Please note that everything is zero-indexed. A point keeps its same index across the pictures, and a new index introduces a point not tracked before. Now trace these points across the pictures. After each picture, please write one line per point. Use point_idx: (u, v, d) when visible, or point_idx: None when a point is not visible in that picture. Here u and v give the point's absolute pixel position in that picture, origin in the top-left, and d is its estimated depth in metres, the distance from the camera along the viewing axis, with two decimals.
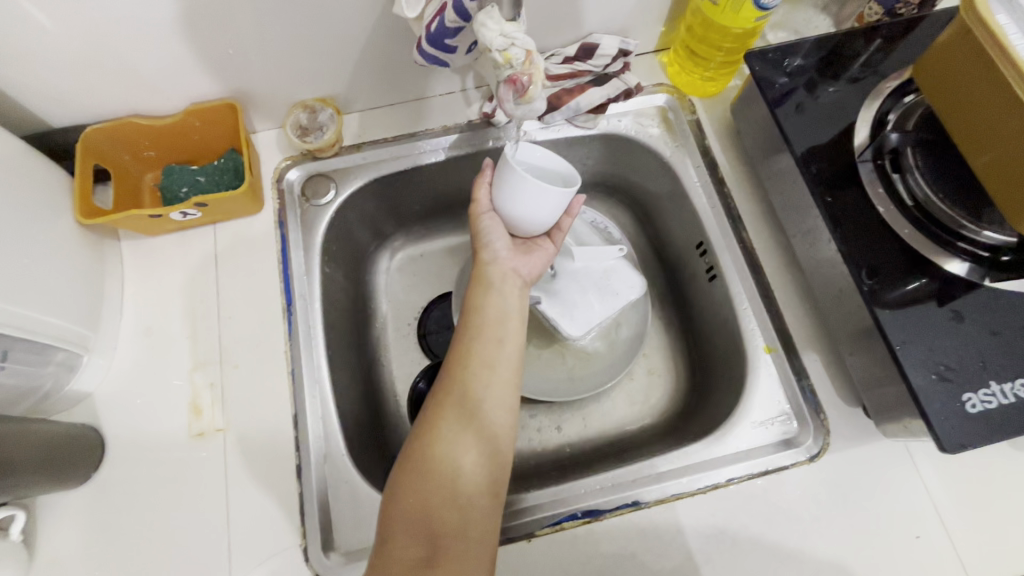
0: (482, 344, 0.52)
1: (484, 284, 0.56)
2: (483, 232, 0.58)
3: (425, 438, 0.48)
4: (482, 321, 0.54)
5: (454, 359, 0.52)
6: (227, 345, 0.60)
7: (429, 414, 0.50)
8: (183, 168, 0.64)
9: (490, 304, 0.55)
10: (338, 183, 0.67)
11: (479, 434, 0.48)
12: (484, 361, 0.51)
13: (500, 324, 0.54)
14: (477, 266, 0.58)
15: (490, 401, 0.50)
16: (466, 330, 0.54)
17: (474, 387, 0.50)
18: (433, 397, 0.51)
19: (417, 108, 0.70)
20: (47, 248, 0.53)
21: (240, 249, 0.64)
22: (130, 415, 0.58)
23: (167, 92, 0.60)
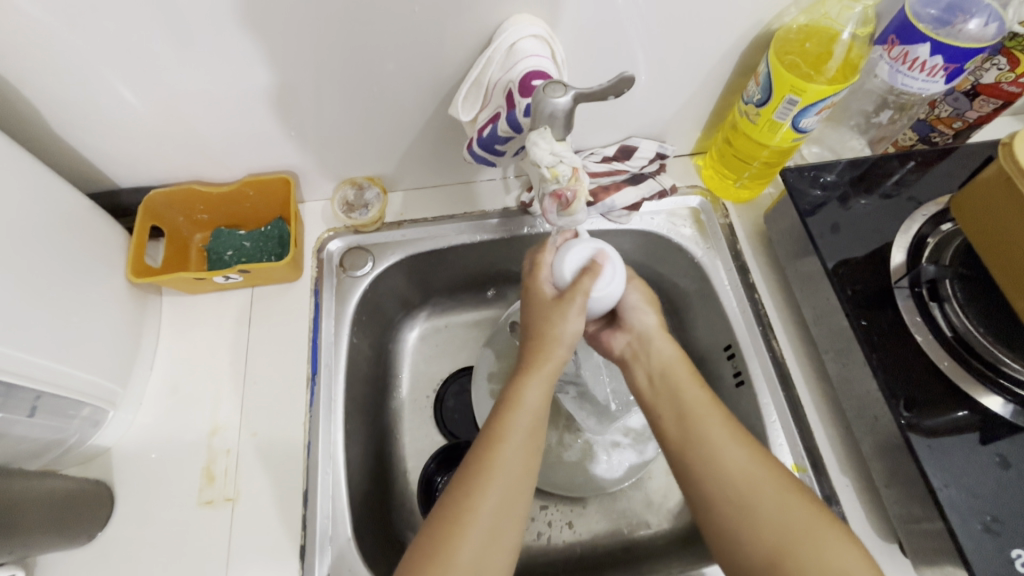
0: (519, 451, 0.49)
1: (537, 378, 0.51)
2: (564, 327, 0.52)
3: (446, 540, 0.44)
4: (522, 422, 0.50)
5: (490, 454, 0.48)
6: (249, 411, 0.61)
7: (454, 511, 0.46)
8: (231, 233, 0.68)
9: (533, 398, 0.51)
10: (376, 257, 0.70)
11: (499, 548, 0.45)
12: (519, 470, 0.48)
13: (538, 427, 0.51)
14: (539, 354, 0.52)
15: (515, 508, 0.47)
16: (504, 426, 0.50)
17: (505, 498, 0.47)
18: (457, 492, 0.47)
19: (459, 191, 0.73)
20: (97, 304, 0.55)
21: (274, 314, 0.66)
22: (144, 474, 0.58)
23: (230, 163, 0.64)
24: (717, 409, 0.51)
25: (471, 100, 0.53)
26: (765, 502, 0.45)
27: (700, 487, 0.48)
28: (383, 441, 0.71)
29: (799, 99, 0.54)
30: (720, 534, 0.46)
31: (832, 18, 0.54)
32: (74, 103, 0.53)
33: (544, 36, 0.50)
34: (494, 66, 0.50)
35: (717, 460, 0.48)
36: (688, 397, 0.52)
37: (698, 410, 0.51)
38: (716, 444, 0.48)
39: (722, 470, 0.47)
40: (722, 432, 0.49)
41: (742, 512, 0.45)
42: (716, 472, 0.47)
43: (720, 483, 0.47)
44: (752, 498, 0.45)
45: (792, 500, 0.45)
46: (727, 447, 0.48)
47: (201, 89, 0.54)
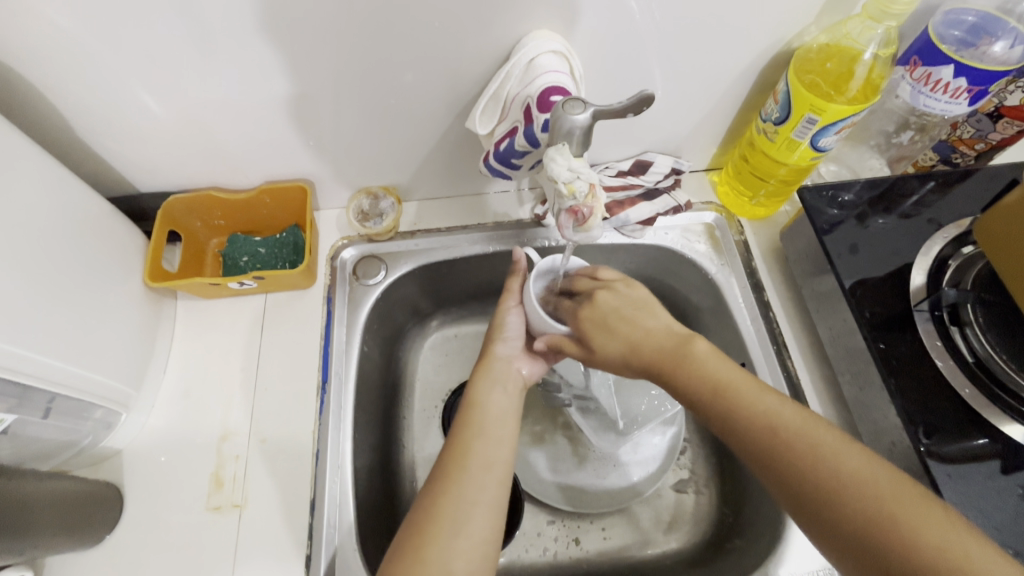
0: (481, 443, 0.50)
1: (489, 376, 0.56)
2: (503, 323, 0.60)
3: (416, 539, 0.44)
4: (482, 416, 0.53)
5: (455, 453, 0.50)
6: (259, 417, 0.61)
7: (424, 511, 0.46)
8: (247, 239, 0.68)
9: (490, 396, 0.55)
10: (389, 265, 0.70)
11: (467, 539, 0.44)
12: (482, 461, 0.49)
13: (500, 423, 0.52)
14: (485, 356, 0.58)
15: (484, 504, 0.46)
16: (465, 427, 0.52)
17: (468, 489, 0.47)
18: (427, 491, 0.48)
19: (472, 202, 0.73)
20: (114, 307, 0.55)
21: (287, 320, 0.66)
22: (155, 477, 0.58)
23: (248, 171, 0.65)
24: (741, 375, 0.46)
25: (489, 113, 0.53)
26: (845, 472, 0.39)
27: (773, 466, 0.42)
28: (391, 451, 0.70)
29: (819, 118, 0.54)
30: (818, 514, 0.39)
31: (854, 38, 0.54)
32: (99, 110, 0.54)
33: (563, 52, 0.51)
34: (513, 81, 0.51)
35: (763, 431, 0.43)
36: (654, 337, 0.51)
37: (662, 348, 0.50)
38: (762, 412, 0.44)
39: (788, 443, 0.42)
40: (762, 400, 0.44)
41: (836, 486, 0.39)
42: (772, 440, 0.42)
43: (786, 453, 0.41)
44: (833, 463, 0.40)
45: (871, 468, 0.39)
46: (770, 413, 0.43)
47: (222, 98, 0.54)
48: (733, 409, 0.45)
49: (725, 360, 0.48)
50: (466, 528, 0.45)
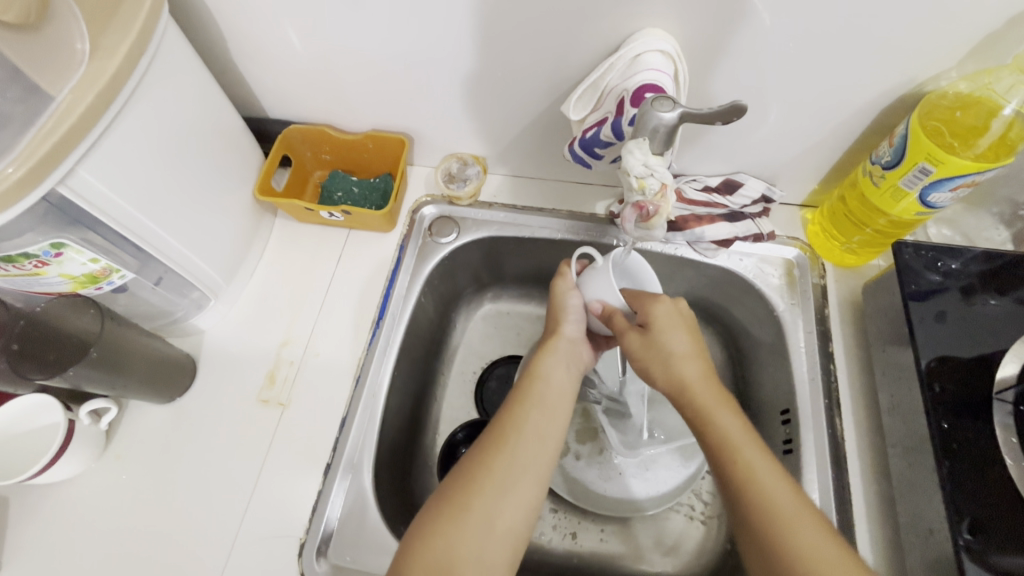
0: (537, 413, 0.52)
1: (553, 351, 0.57)
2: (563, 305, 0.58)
3: (463, 489, 0.46)
4: (543, 392, 0.54)
5: (508, 419, 0.51)
6: (317, 333, 0.67)
7: (475, 463, 0.48)
8: (345, 177, 0.75)
9: (551, 373, 0.56)
10: (461, 230, 0.74)
11: (517, 501, 0.46)
12: (534, 432, 0.50)
13: (559, 399, 0.54)
14: (550, 335, 0.58)
15: (533, 473, 0.48)
16: (524, 396, 0.53)
17: (518, 454, 0.48)
18: (481, 443, 0.50)
19: (554, 188, 0.75)
20: (224, 209, 0.64)
21: (361, 256, 0.72)
22: (221, 360, 0.66)
23: (360, 116, 0.71)
24: (750, 436, 0.47)
25: (584, 100, 0.55)
26: None
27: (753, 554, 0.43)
28: (423, 399, 0.75)
29: (935, 170, 0.50)
30: None
31: (996, 90, 0.49)
32: (250, 37, 0.61)
33: (671, 53, 0.51)
34: (614, 73, 0.52)
35: (756, 509, 0.43)
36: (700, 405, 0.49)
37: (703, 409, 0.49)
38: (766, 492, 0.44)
39: (787, 532, 0.42)
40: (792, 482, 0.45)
41: None
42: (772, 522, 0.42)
43: (773, 538, 0.42)
44: None
45: None
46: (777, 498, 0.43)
47: (351, 42, 0.60)
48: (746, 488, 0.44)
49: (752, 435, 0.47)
50: (513, 489, 0.46)
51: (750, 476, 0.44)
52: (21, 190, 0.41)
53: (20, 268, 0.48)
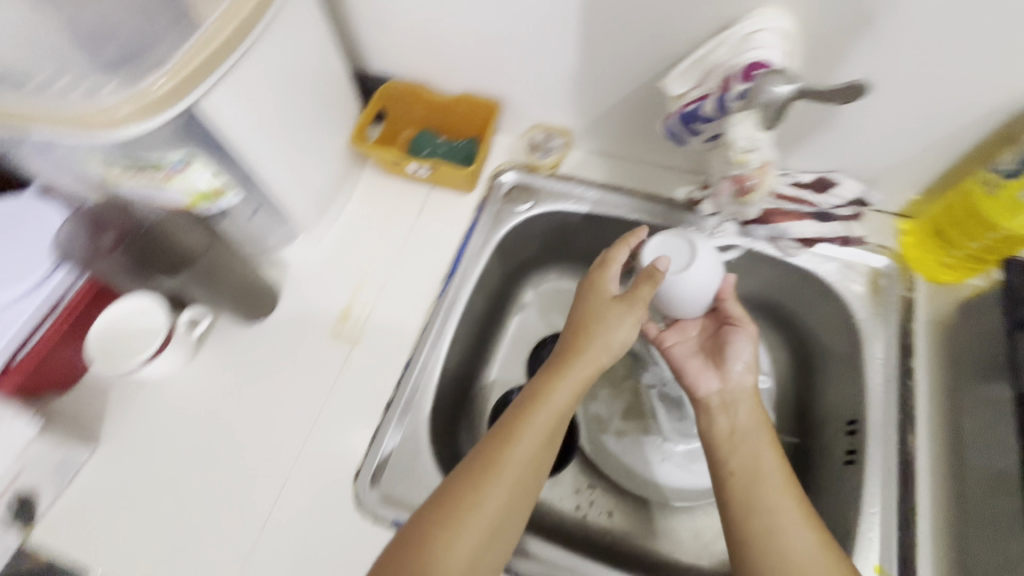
0: (530, 446, 0.52)
1: (569, 378, 0.54)
2: (606, 331, 0.56)
3: (450, 521, 0.47)
4: (540, 420, 0.53)
5: (508, 451, 0.51)
6: (390, 280, 0.70)
7: (464, 495, 0.49)
8: (431, 138, 0.77)
9: (557, 400, 0.53)
10: (538, 200, 0.75)
11: (501, 531, 0.50)
12: (523, 467, 0.51)
13: (556, 428, 0.54)
14: (572, 357, 0.55)
15: (517, 505, 0.51)
16: (522, 424, 0.52)
17: (506, 488, 0.50)
18: (471, 473, 0.50)
19: (634, 169, 0.75)
20: (322, 152, 0.67)
21: (438, 214, 0.74)
22: (300, 294, 0.70)
23: (456, 79, 0.73)
24: (782, 471, 0.54)
25: (688, 74, 0.55)
26: None
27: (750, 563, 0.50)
28: (478, 361, 0.77)
29: None
30: None
31: None
32: None
33: (785, 33, 0.50)
34: (724, 49, 0.51)
35: (767, 534, 0.50)
36: (739, 430, 0.57)
37: (743, 435, 0.56)
38: (784, 519, 0.50)
39: (789, 557, 0.49)
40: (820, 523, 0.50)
41: None
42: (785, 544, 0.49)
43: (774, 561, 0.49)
44: None
45: None
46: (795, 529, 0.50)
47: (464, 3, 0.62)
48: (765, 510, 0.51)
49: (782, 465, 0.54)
50: (499, 523, 0.49)
51: (769, 506, 0.51)
52: (166, 101, 0.46)
53: (154, 176, 0.53)
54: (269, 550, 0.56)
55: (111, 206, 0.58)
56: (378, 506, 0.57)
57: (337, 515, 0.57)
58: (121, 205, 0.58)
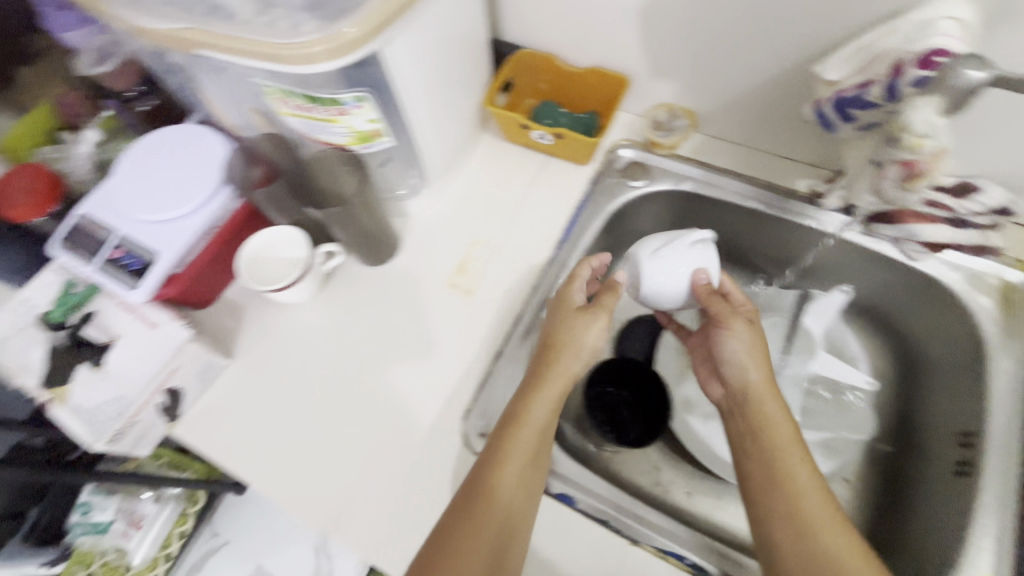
0: (517, 461, 0.53)
1: (543, 393, 0.55)
2: (579, 341, 0.57)
3: (460, 539, 0.50)
4: (523, 433, 0.53)
5: (498, 470, 0.52)
6: (506, 240, 0.73)
7: (465, 518, 0.50)
8: (554, 108, 0.79)
9: (537, 414, 0.54)
10: (653, 177, 0.76)
11: (512, 537, 0.51)
12: (516, 480, 0.52)
13: (543, 439, 0.55)
14: (546, 373, 0.56)
15: (520, 513, 0.52)
16: (506, 441, 0.53)
17: (505, 503, 0.51)
18: (470, 499, 0.51)
19: (755, 157, 0.75)
20: (458, 111, 0.71)
21: (555, 183, 0.76)
22: (421, 243, 0.74)
23: (588, 52, 0.74)
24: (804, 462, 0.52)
25: (848, 60, 0.54)
26: None
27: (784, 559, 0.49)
28: None
29: None
30: None
31: None
32: None
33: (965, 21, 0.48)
34: (897, 36, 0.50)
35: (798, 529, 0.49)
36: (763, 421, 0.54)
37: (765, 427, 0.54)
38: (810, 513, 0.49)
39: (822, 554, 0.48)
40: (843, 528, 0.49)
41: None
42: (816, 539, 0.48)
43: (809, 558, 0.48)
44: None
45: None
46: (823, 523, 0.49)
47: None
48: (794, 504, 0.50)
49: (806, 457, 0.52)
50: (507, 532, 0.51)
51: (797, 501, 0.50)
52: (353, 45, 0.49)
53: (324, 112, 0.56)
54: (381, 472, 0.61)
55: (277, 144, 0.66)
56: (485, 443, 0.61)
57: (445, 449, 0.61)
58: (288, 146, 0.66)
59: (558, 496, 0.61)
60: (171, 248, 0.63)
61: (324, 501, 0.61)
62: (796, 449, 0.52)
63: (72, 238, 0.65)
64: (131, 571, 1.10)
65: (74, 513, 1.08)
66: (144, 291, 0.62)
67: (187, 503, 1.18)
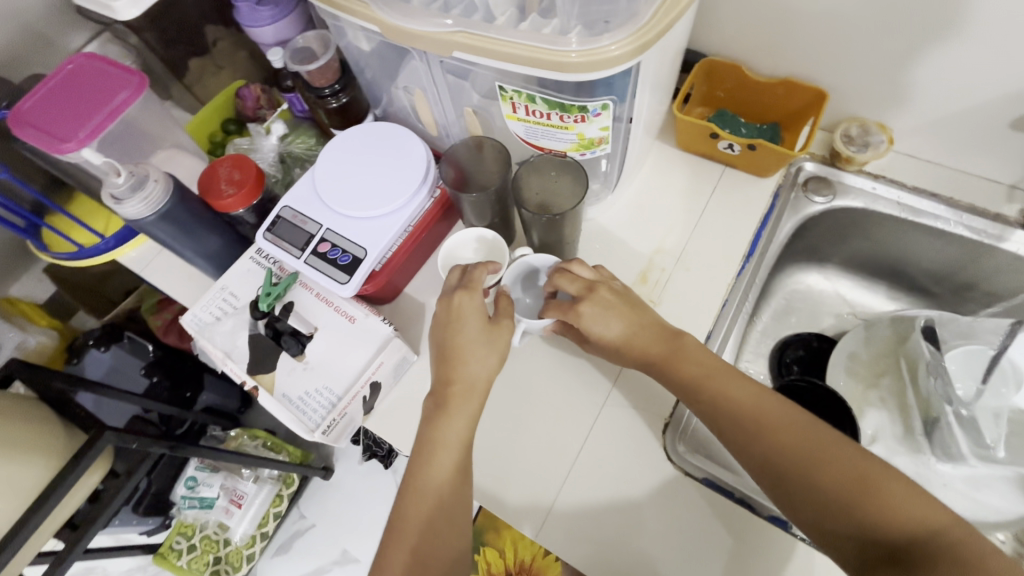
0: (436, 472, 0.55)
1: (455, 413, 0.57)
2: (467, 369, 0.58)
3: (401, 551, 0.53)
4: (437, 446, 0.56)
5: (437, 430, 0.56)
6: (690, 251, 0.72)
7: (400, 531, 0.54)
8: (734, 119, 0.77)
9: (454, 432, 0.56)
10: (838, 193, 0.75)
11: (454, 529, 0.55)
12: (440, 488, 0.55)
13: (465, 449, 0.57)
14: (449, 394, 0.58)
15: (457, 514, 0.55)
16: (426, 453, 0.56)
17: (434, 511, 0.55)
18: (400, 515, 0.55)
19: (953, 178, 0.73)
20: (652, 119, 0.69)
21: (735, 195, 0.75)
22: (600, 252, 0.73)
23: (786, 62, 0.72)
24: (732, 381, 0.55)
25: None
26: (880, 484, 0.46)
27: (786, 476, 0.49)
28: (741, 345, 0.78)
29: None
30: (867, 521, 0.45)
31: None
32: None
33: None
34: None
35: (776, 445, 0.50)
36: (687, 369, 0.56)
37: (696, 371, 0.56)
38: (769, 419, 0.52)
39: (809, 457, 0.49)
40: (774, 410, 0.52)
41: (865, 493, 0.46)
42: (792, 442, 0.50)
43: (801, 463, 0.49)
44: (878, 481, 0.46)
45: (905, 486, 0.46)
46: (781, 423, 0.51)
47: None
48: (757, 422, 0.52)
49: (738, 379, 0.55)
50: (444, 531, 0.54)
51: (754, 417, 0.52)
52: (618, 61, 0.48)
53: (562, 120, 0.56)
54: (582, 474, 0.64)
55: (490, 148, 0.67)
56: (686, 458, 0.64)
57: (645, 459, 0.64)
58: (499, 151, 0.67)
59: (771, 519, 0.62)
60: (379, 244, 0.64)
61: (525, 498, 0.64)
62: (725, 373, 0.55)
63: (275, 229, 0.67)
64: (234, 545, 1.13)
65: (180, 486, 1.09)
66: (354, 286, 0.63)
67: (282, 484, 1.15)
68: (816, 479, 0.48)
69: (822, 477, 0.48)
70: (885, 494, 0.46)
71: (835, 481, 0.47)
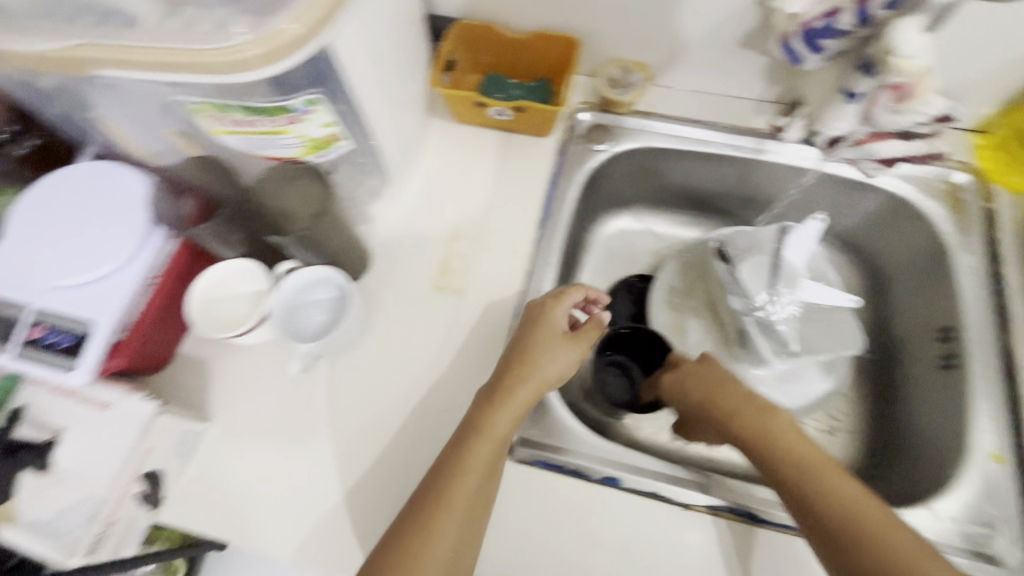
0: (476, 471, 0.49)
1: (509, 406, 0.52)
2: (549, 367, 0.54)
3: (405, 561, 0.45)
4: (484, 441, 0.51)
5: (485, 415, 0.52)
6: (487, 227, 0.69)
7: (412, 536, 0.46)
8: (503, 82, 0.73)
9: (500, 427, 0.51)
10: (619, 137, 0.74)
11: (475, 530, 0.49)
12: (476, 481, 0.49)
13: (496, 458, 0.51)
14: (516, 383, 0.53)
15: (478, 522, 0.49)
16: (474, 440, 0.50)
17: (453, 513, 0.47)
18: (423, 509, 0.47)
19: (714, 102, 0.75)
20: (408, 98, 0.64)
21: (522, 159, 0.72)
22: (394, 250, 0.68)
23: (533, 14, 0.70)
24: (800, 436, 0.53)
25: None
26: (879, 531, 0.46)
27: (846, 537, 0.47)
28: None
29: None
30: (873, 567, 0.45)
31: None
32: None
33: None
34: None
35: (862, 520, 0.47)
36: (779, 430, 0.54)
37: (783, 434, 0.54)
38: (839, 484, 0.49)
39: (833, 499, 0.48)
40: (835, 472, 0.51)
41: (876, 545, 0.46)
42: (835, 494, 0.49)
43: (836, 510, 0.48)
44: (880, 530, 0.47)
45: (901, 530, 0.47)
46: (849, 488, 0.49)
47: None
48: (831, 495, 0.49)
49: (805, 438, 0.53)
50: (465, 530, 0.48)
51: (832, 481, 0.50)
52: (290, 47, 0.41)
53: (270, 123, 0.48)
54: None
55: (201, 164, 0.57)
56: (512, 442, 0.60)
57: None
58: (219, 167, 0.58)
59: (603, 481, 0.58)
60: (105, 310, 0.53)
61: None
62: (793, 427, 0.54)
63: None
64: None
65: None
66: (85, 369, 0.52)
67: None
68: (838, 520, 0.47)
69: (851, 524, 0.47)
70: (896, 550, 0.46)
71: (850, 526, 0.47)
